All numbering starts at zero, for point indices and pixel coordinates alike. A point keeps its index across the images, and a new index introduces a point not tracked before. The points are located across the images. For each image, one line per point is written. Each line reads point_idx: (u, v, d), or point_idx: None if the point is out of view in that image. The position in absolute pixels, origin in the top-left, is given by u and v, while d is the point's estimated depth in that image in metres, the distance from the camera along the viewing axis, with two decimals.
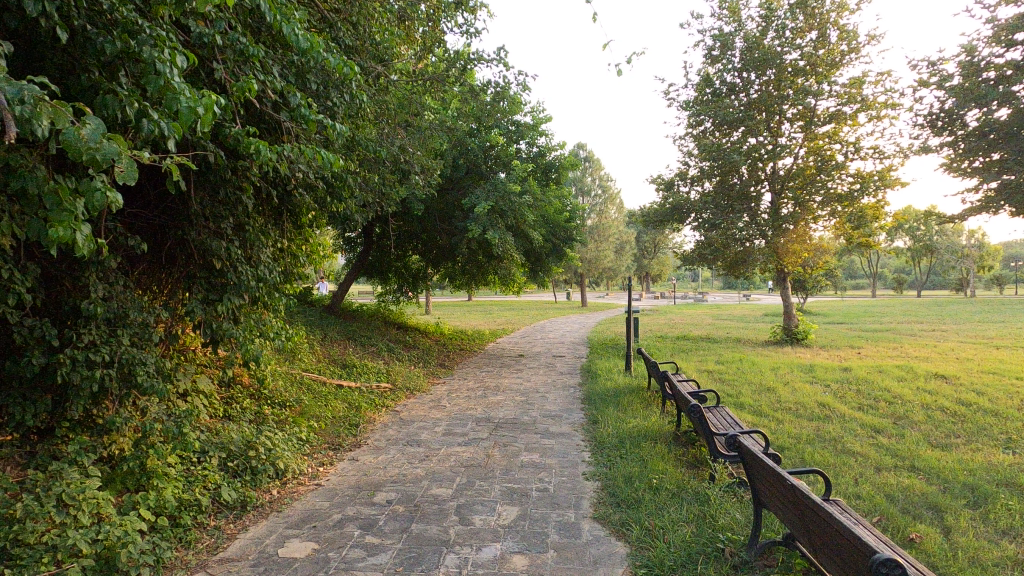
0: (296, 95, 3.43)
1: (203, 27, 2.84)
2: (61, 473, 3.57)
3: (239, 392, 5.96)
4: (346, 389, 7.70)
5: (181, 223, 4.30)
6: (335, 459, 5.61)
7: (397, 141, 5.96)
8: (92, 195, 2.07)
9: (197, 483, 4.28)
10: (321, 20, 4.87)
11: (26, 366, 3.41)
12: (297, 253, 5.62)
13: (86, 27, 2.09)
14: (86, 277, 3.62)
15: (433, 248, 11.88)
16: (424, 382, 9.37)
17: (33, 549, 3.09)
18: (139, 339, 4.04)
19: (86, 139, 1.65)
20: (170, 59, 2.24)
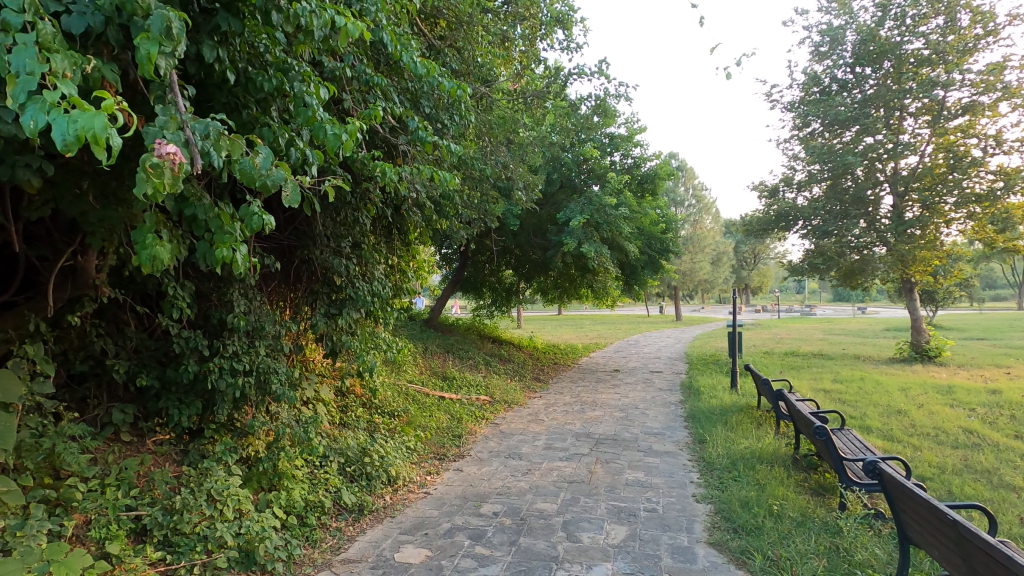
0: (414, 120, 3.65)
1: (334, 62, 3.09)
2: (210, 471, 3.95)
3: (353, 401, 6.31)
4: (448, 401, 7.92)
5: (308, 243, 4.70)
6: (441, 468, 5.77)
7: (500, 159, 6.11)
8: (251, 219, 2.30)
9: (320, 485, 4.56)
10: (430, 48, 5.15)
11: (182, 373, 3.87)
12: (406, 269, 5.90)
13: (248, 69, 2.34)
14: (230, 293, 4.05)
15: (527, 263, 12.02)
16: (521, 396, 9.43)
17: (188, 538, 3.45)
18: (273, 351, 4.42)
19: (258, 168, 1.84)
20: (313, 92, 2.47)
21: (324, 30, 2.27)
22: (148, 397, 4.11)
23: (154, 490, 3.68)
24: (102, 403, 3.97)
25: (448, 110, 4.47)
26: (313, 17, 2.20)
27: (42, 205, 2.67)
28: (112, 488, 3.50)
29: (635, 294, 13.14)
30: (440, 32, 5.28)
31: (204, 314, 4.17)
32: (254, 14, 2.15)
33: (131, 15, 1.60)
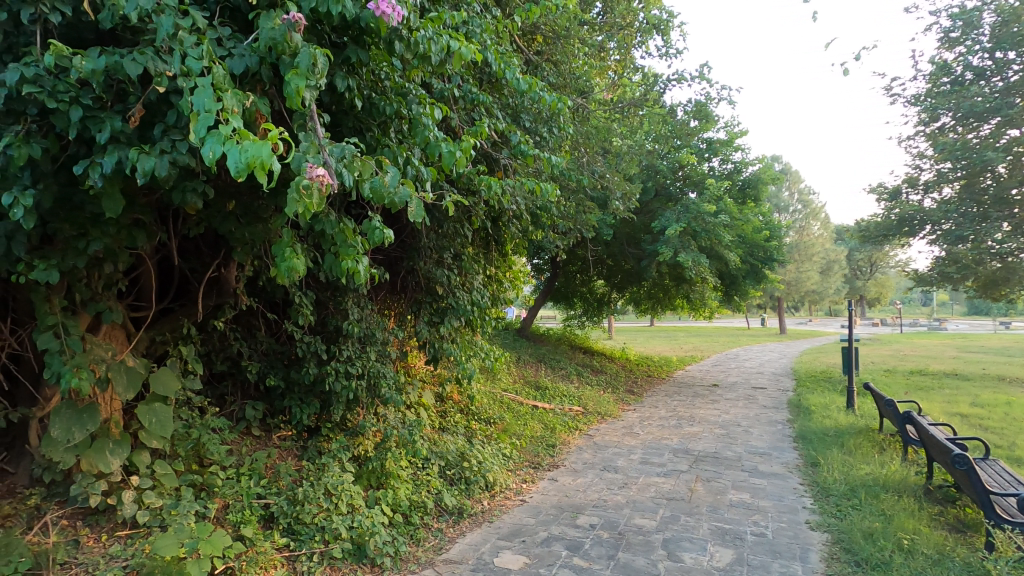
0: (517, 134, 3.77)
1: (443, 83, 3.27)
2: (326, 467, 4.26)
3: (451, 407, 6.52)
4: (541, 410, 7.97)
5: (413, 255, 5.00)
6: (536, 477, 5.81)
7: (597, 168, 6.09)
8: (373, 233, 2.46)
9: (423, 486, 4.75)
10: (528, 63, 5.27)
11: (304, 374, 4.24)
12: (503, 279, 6.05)
13: (372, 96, 2.55)
14: (345, 301, 4.39)
15: (620, 272, 11.83)
16: (615, 408, 9.27)
17: (309, 528, 3.74)
18: (382, 356, 4.71)
19: (387, 186, 1.98)
20: (428, 113, 2.63)
21: (439, 55, 2.45)
22: (275, 395, 4.53)
23: (279, 481, 4.03)
24: (237, 400, 4.44)
25: (547, 123, 4.55)
26: (430, 44, 2.38)
27: (198, 223, 3.06)
28: (246, 476, 3.88)
29: (735, 305, 12.50)
30: (538, 47, 5.41)
31: (322, 320, 4.53)
32: (379, 45, 2.33)
33: (283, 54, 1.81)
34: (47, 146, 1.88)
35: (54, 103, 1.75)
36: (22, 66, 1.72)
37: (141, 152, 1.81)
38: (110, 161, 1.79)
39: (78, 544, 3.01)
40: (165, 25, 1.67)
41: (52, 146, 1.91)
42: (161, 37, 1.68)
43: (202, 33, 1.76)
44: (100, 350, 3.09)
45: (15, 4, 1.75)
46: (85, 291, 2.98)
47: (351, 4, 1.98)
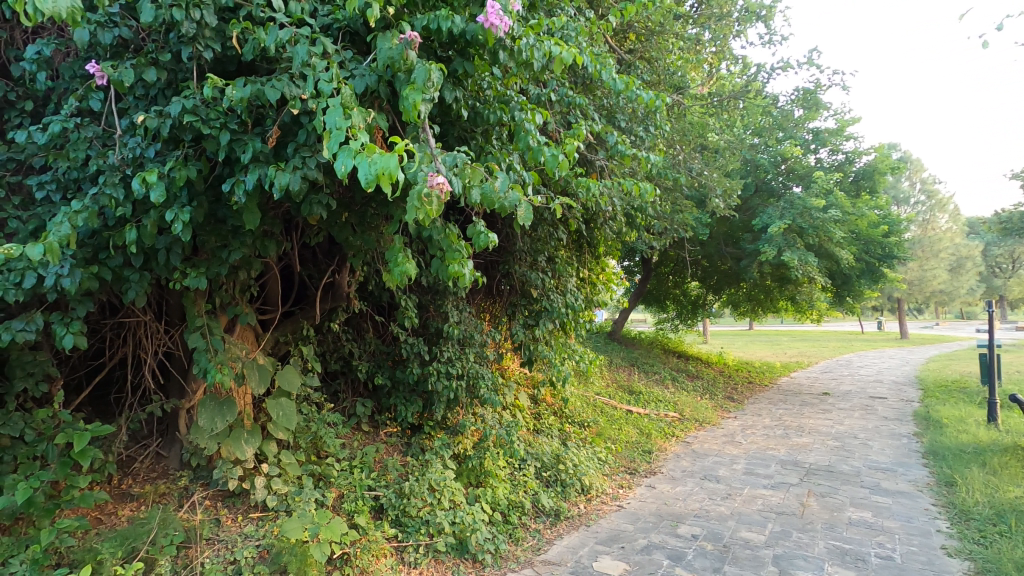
0: (613, 135, 3.73)
1: (541, 88, 3.32)
2: (430, 463, 4.45)
3: (546, 410, 6.54)
4: (636, 415, 7.79)
5: (509, 258, 5.12)
6: (633, 483, 5.69)
7: (694, 166, 5.87)
8: (477, 238, 2.51)
9: (521, 486, 4.80)
10: (621, 62, 5.20)
11: (409, 373, 4.48)
12: (597, 282, 6.00)
13: (477, 105, 2.66)
14: (446, 304, 4.60)
15: (717, 273, 11.31)
16: (714, 415, 8.86)
17: (415, 520, 3.92)
18: (480, 358, 4.85)
19: (497, 192, 2.01)
20: (530, 118, 2.68)
21: (541, 61, 2.48)
22: (382, 394, 4.81)
23: (387, 475, 4.26)
24: (349, 397, 4.76)
25: (643, 122, 4.47)
26: (533, 52, 2.41)
27: (318, 232, 3.32)
28: (358, 469, 4.15)
29: (848, 307, 11.51)
30: (630, 45, 5.33)
31: (424, 322, 4.75)
32: (484, 56, 2.41)
33: (399, 71, 1.93)
34: (201, 168, 2.14)
35: (208, 130, 1.99)
36: (183, 98, 1.97)
37: (278, 169, 2.00)
38: (252, 178, 1.99)
39: (219, 522, 3.36)
40: (300, 53, 1.85)
41: (204, 167, 2.16)
42: (296, 64, 1.86)
43: (329, 58, 1.92)
44: (236, 349, 3.45)
45: (177, 44, 2.00)
46: (225, 295, 3.34)
47: (459, 19, 2.07)
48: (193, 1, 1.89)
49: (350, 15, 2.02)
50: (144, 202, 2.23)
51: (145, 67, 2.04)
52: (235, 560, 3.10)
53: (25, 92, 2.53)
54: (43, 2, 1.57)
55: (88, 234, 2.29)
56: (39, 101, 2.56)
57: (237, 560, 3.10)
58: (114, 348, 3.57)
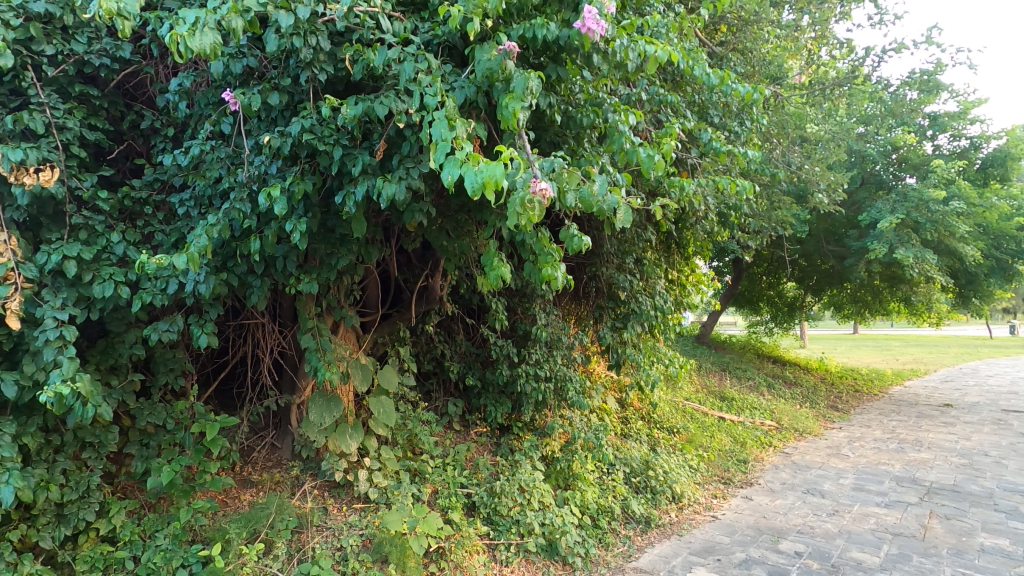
0: (708, 132, 3.57)
1: (631, 89, 3.28)
2: (519, 464, 4.51)
3: (633, 414, 6.41)
4: (729, 423, 7.44)
5: (595, 261, 5.09)
6: (728, 493, 5.44)
7: (793, 159, 5.55)
8: (570, 241, 2.47)
9: (609, 491, 4.74)
10: (712, 56, 5.01)
11: (498, 375, 4.58)
12: (688, 283, 5.81)
13: (570, 109, 2.68)
14: (534, 307, 4.67)
15: (817, 273, 10.59)
16: (816, 425, 8.27)
17: (505, 520, 3.99)
18: (568, 360, 4.86)
19: (595, 194, 2.01)
20: (624, 119, 2.65)
21: (635, 61, 2.44)
22: (472, 394, 4.95)
23: (479, 473, 4.37)
24: (441, 396, 4.94)
25: (737, 117, 4.30)
26: (627, 52, 2.38)
27: (415, 238, 3.47)
28: (451, 466, 4.29)
29: (974, 309, 10.35)
30: (721, 37, 5.12)
31: (512, 325, 4.84)
32: (577, 61, 2.42)
33: (497, 81, 1.99)
34: (316, 182, 2.32)
35: (323, 146, 2.15)
36: (302, 119, 2.14)
37: (385, 180, 2.12)
38: (361, 190, 2.13)
39: (327, 510, 3.59)
40: (407, 70, 1.95)
41: (318, 180, 2.35)
42: (403, 81, 1.96)
43: (433, 72, 2.00)
44: (341, 349, 3.68)
45: (295, 70, 2.19)
46: (332, 298, 3.59)
47: (555, 26, 2.10)
48: (310, 28, 2.04)
49: (449, 30, 2.11)
50: (266, 215, 2.45)
51: (268, 91, 2.24)
52: (342, 547, 3.31)
53: (167, 120, 2.87)
54: (191, 41, 1.78)
55: (220, 244, 2.55)
56: (179, 127, 2.89)
57: (343, 547, 3.30)
58: (235, 347, 3.93)
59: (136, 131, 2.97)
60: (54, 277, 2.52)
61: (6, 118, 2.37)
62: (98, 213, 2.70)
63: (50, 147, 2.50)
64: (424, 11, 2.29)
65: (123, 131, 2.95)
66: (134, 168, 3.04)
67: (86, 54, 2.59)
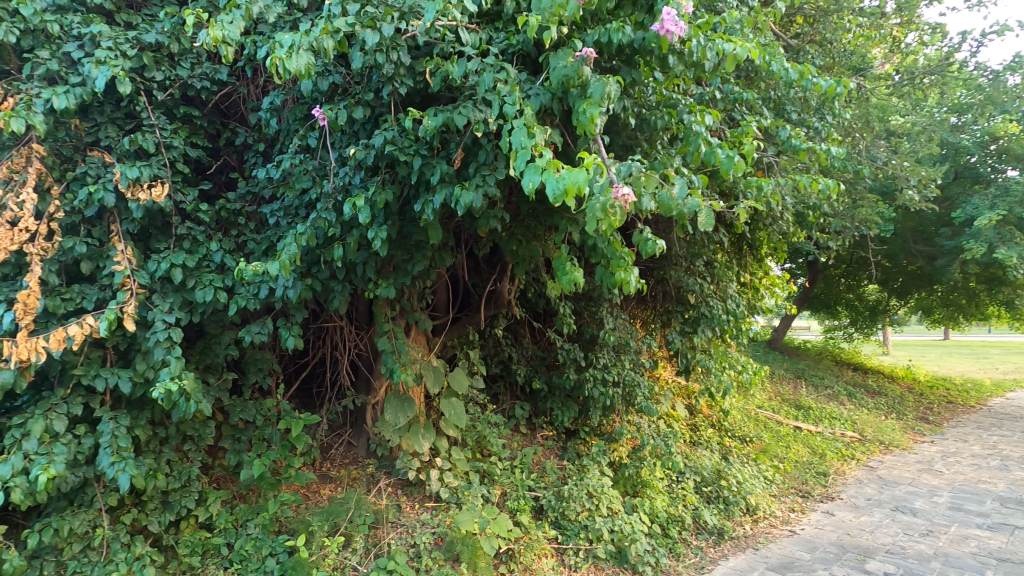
0: (786, 129, 3.39)
1: (704, 88, 3.21)
2: (587, 469, 4.47)
3: (703, 421, 6.21)
4: (806, 433, 7.06)
5: (664, 264, 4.99)
6: (807, 507, 5.16)
7: (879, 154, 5.23)
8: (644, 244, 2.41)
9: (680, 499, 4.62)
10: (788, 49, 4.81)
11: (565, 379, 4.58)
12: (762, 286, 5.59)
13: (645, 112, 2.66)
14: (601, 311, 4.64)
15: (904, 275, 9.93)
16: (904, 438, 7.71)
17: (574, 525, 3.97)
18: (636, 365, 4.78)
19: (675, 198, 1.97)
20: (700, 119, 2.60)
21: (713, 60, 2.39)
22: (539, 397, 4.96)
23: (546, 477, 4.37)
24: (508, 399, 4.98)
25: (817, 113, 4.17)
26: (704, 52, 2.33)
27: (485, 243, 3.54)
28: (519, 469, 4.31)
29: None
30: (798, 29, 5.00)
31: (579, 329, 4.84)
32: (651, 63, 2.39)
33: (573, 87, 2.00)
34: (396, 191, 2.41)
35: (404, 157, 2.24)
36: (385, 131, 2.24)
37: (463, 189, 2.18)
38: (441, 199, 2.21)
39: (400, 508, 3.70)
40: (486, 81, 2.00)
41: (398, 190, 2.44)
42: (482, 91, 2.02)
43: (511, 82, 2.05)
44: (415, 351, 3.80)
45: (378, 86, 2.30)
46: (405, 302, 3.71)
47: (631, 29, 2.09)
48: (392, 45, 2.12)
49: (524, 39, 2.15)
50: (349, 223, 2.58)
51: (353, 106, 2.37)
52: (416, 544, 3.41)
53: (259, 136, 3.08)
54: (288, 62, 1.91)
55: (307, 252, 2.70)
56: (268, 143, 3.10)
57: (416, 544, 3.40)
58: (316, 348, 4.15)
59: (231, 147, 3.21)
60: (162, 284, 2.75)
61: (124, 140, 2.63)
62: (199, 224, 2.93)
63: (160, 164, 2.74)
64: (497, 21, 2.34)
65: (220, 147, 3.19)
66: (229, 181, 3.28)
67: (189, 78, 2.82)
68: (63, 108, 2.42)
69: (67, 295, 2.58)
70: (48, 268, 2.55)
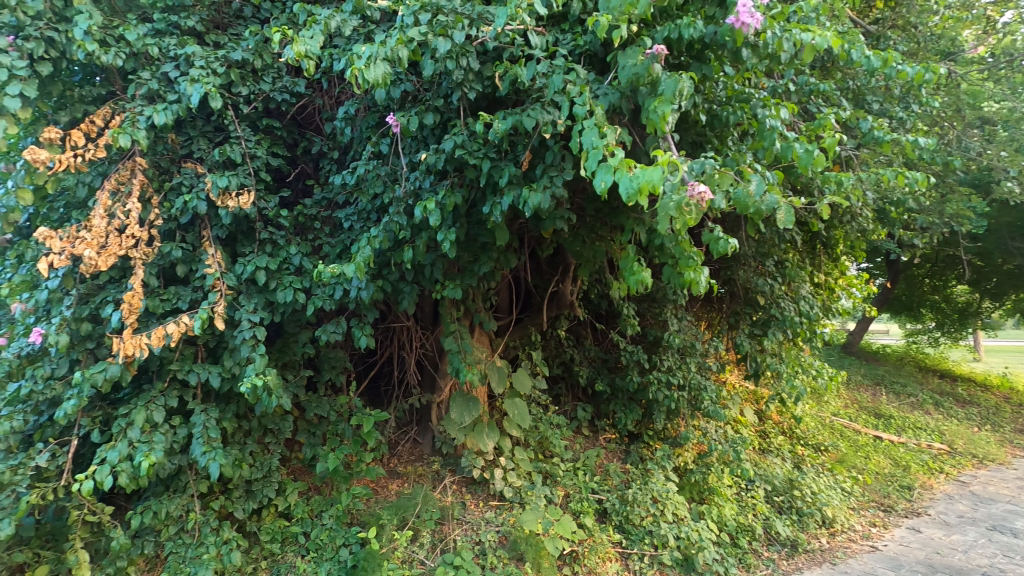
0: (868, 120, 3.20)
1: (777, 80, 3.10)
2: (651, 473, 4.39)
3: (773, 428, 5.96)
4: (888, 443, 6.63)
5: (731, 264, 4.83)
6: (890, 523, 4.85)
7: (972, 144, 4.87)
8: (716, 244, 2.33)
9: (749, 508, 4.45)
10: (867, 36, 4.57)
11: (628, 381, 4.52)
12: (838, 287, 5.31)
13: (716, 107, 2.60)
14: (665, 312, 4.56)
15: (999, 274, 9.17)
16: (1001, 453, 7.09)
17: (638, 529, 3.90)
18: (703, 368, 4.65)
19: (752, 195, 1.92)
20: (775, 113, 2.51)
21: (789, 51, 2.30)
22: (601, 400, 4.92)
23: (610, 480, 4.33)
24: (570, 400, 4.96)
25: (901, 102, 3.99)
26: (781, 43, 2.25)
27: (549, 244, 3.55)
28: (581, 471, 4.29)
29: None
30: (878, 14, 4.73)
31: (642, 331, 4.77)
32: (723, 57, 2.34)
33: (643, 85, 1.98)
34: (464, 194, 2.47)
35: (473, 160, 2.30)
36: (454, 136, 2.31)
37: (531, 190, 2.21)
38: (509, 200, 2.24)
39: (465, 505, 3.76)
40: (555, 82, 2.01)
41: (466, 193, 2.50)
42: (551, 93, 2.03)
43: (580, 83, 2.05)
44: (479, 351, 3.87)
45: (448, 91, 2.37)
46: (470, 303, 3.79)
47: (704, 23, 2.05)
48: (461, 51, 2.17)
49: (592, 39, 2.15)
50: (419, 226, 2.66)
51: (424, 112, 2.45)
52: (481, 541, 3.45)
53: (333, 144, 3.23)
54: (366, 73, 2.00)
55: (379, 254, 2.81)
56: (342, 150, 3.24)
57: (481, 542, 3.45)
58: (384, 347, 4.30)
59: (308, 156, 3.38)
60: (247, 285, 2.93)
61: (214, 151, 2.83)
62: (280, 228, 3.10)
63: (245, 173, 2.93)
64: (564, 22, 2.35)
65: (298, 156, 3.37)
66: (305, 188, 3.46)
67: (271, 91, 3.00)
68: (162, 123, 2.63)
69: (165, 296, 2.79)
70: (149, 272, 2.77)
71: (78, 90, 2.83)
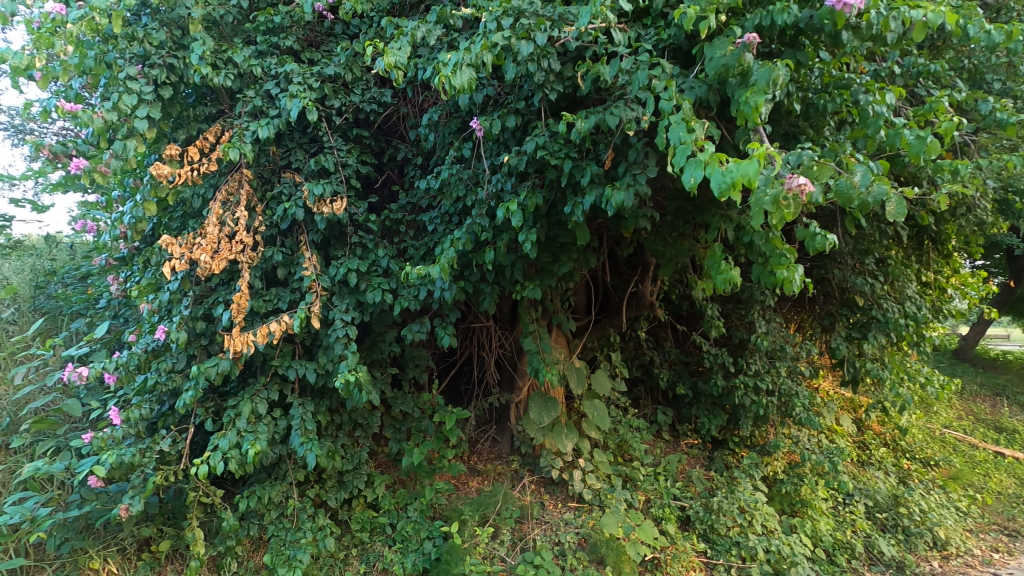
0: (989, 100, 2.90)
1: (880, 63, 2.88)
2: (737, 482, 4.20)
3: (874, 438, 5.51)
4: (1012, 461, 5.94)
5: (825, 262, 4.53)
6: (1015, 549, 4.35)
7: None
8: (812, 239, 2.18)
9: (848, 524, 4.15)
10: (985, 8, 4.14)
11: (713, 385, 4.35)
12: (950, 286, 4.84)
13: (811, 95, 2.45)
14: (752, 313, 4.34)
15: None
16: None
17: (724, 540, 3.74)
18: (794, 372, 4.39)
19: (856, 186, 1.79)
20: (879, 98, 2.33)
21: (897, 31, 2.13)
22: (683, 403, 4.76)
23: (692, 487, 4.18)
24: (649, 403, 4.84)
25: None
26: (886, 23, 2.08)
27: (629, 244, 3.50)
28: (663, 476, 4.17)
29: None
30: None
31: (727, 333, 4.57)
32: (819, 41, 2.20)
33: (733, 76, 1.91)
34: (545, 194, 2.48)
35: (555, 160, 2.31)
36: (536, 137, 2.33)
37: (614, 189, 2.18)
38: (592, 199, 2.23)
39: (544, 505, 3.76)
40: (640, 78, 1.98)
41: (547, 193, 2.51)
42: (635, 89, 2.00)
43: (665, 77, 2.00)
44: (558, 351, 3.87)
45: (529, 93, 2.39)
46: (549, 303, 3.79)
47: (799, 7, 1.94)
48: (544, 53, 2.19)
49: (676, 33, 2.10)
50: (500, 227, 2.70)
51: (506, 115, 2.49)
52: (560, 542, 3.45)
53: (418, 151, 3.36)
54: (453, 80, 2.07)
55: (462, 255, 2.87)
56: (425, 156, 3.37)
57: (561, 542, 3.44)
58: (463, 347, 4.41)
59: (393, 162, 3.54)
60: (339, 287, 3.10)
61: (311, 161, 3.02)
62: (368, 233, 3.26)
63: (337, 180, 3.10)
64: (646, 17, 2.31)
65: (384, 163, 3.53)
66: (390, 194, 3.61)
67: (361, 102, 3.17)
68: (266, 137, 2.85)
69: (267, 297, 3.02)
70: (254, 274, 3.00)
71: (193, 110, 3.11)
